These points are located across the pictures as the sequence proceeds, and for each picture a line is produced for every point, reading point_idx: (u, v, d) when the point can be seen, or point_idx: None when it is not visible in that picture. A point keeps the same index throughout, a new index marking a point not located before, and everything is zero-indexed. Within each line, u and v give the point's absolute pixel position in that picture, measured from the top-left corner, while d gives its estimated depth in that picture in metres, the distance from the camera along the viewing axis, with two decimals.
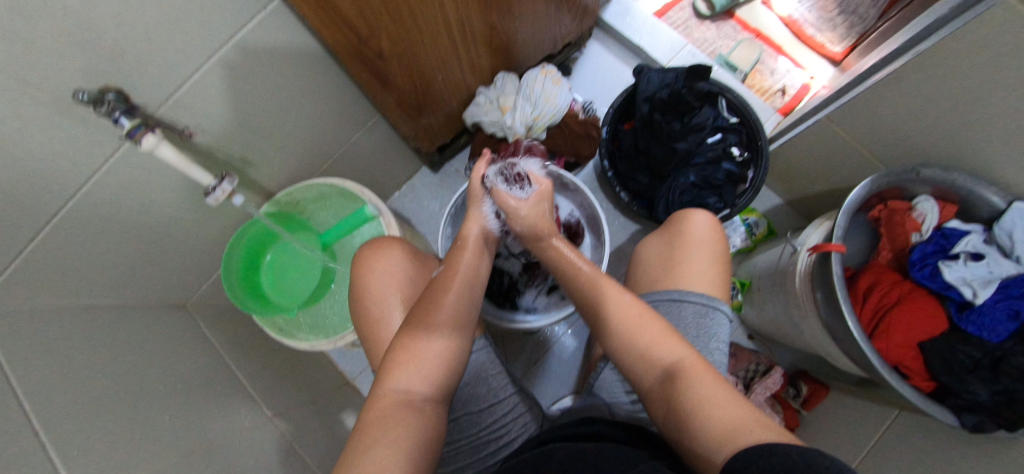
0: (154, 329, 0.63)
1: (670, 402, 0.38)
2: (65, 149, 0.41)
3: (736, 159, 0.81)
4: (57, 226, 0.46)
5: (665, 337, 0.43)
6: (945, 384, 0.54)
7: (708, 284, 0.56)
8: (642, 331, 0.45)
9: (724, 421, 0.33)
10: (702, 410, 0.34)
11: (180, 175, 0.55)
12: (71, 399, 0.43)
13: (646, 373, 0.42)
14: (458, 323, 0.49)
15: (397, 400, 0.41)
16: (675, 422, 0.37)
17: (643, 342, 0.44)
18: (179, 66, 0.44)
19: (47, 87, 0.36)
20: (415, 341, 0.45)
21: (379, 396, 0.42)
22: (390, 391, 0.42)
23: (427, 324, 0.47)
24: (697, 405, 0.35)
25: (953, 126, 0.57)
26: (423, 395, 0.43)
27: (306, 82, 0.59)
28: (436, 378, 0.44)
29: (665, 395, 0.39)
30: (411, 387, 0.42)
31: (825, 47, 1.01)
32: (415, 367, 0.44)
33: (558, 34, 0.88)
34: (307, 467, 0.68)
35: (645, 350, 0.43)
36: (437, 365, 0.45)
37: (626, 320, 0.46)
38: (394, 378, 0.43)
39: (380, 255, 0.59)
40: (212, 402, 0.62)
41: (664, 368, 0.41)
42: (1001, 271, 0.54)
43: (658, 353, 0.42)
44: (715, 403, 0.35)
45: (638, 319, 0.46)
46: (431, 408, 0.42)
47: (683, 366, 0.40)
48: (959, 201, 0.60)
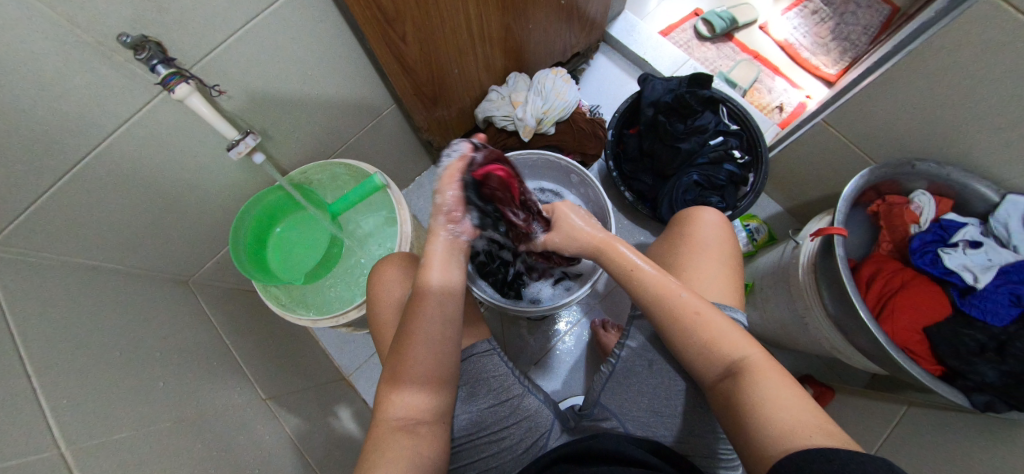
0: (158, 297, 0.62)
1: (733, 400, 0.38)
2: (99, 94, 0.43)
3: (738, 161, 0.83)
4: (78, 174, 0.47)
5: (734, 335, 0.41)
6: (952, 367, 0.55)
7: (719, 292, 0.52)
8: (709, 329, 0.42)
9: (785, 423, 0.33)
10: (759, 418, 0.35)
11: (204, 140, 0.56)
12: (66, 355, 0.42)
13: (710, 368, 0.41)
14: (434, 366, 0.43)
15: (392, 426, 0.41)
16: (738, 420, 0.37)
17: (707, 339, 0.42)
18: (218, 27, 0.46)
19: (93, 28, 0.37)
20: (398, 379, 0.42)
21: (377, 422, 0.42)
22: (384, 420, 0.41)
23: (404, 355, 0.42)
24: (761, 407, 0.35)
25: (947, 125, 0.60)
26: (419, 418, 0.42)
27: (334, 63, 0.62)
28: (432, 400, 0.43)
29: (729, 396, 0.39)
30: (406, 411, 0.42)
31: (820, 69, 1.07)
32: (401, 390, 0.42)
33: (567, 43, 0.93)
34: (300, 451, 0.65)
35: (711, 346, 0.41)
36: (427, 387, 0.43)
37: (687, 321, 0.43)
38: (391, 403, 0.42)
39: (391, 265, 0.57)
40: (209, 375, 0.60)
41: (730, 367, 0.40)
42: (1000, 259, 0.57)
43: (726, 349, 0.41)
44: (778, 402, 0.35)
45: (704, 322, 0.42)
46: (426, 429, 0.42)
47: (751, 366, 0.39)
48: (954, 195, 0.64)
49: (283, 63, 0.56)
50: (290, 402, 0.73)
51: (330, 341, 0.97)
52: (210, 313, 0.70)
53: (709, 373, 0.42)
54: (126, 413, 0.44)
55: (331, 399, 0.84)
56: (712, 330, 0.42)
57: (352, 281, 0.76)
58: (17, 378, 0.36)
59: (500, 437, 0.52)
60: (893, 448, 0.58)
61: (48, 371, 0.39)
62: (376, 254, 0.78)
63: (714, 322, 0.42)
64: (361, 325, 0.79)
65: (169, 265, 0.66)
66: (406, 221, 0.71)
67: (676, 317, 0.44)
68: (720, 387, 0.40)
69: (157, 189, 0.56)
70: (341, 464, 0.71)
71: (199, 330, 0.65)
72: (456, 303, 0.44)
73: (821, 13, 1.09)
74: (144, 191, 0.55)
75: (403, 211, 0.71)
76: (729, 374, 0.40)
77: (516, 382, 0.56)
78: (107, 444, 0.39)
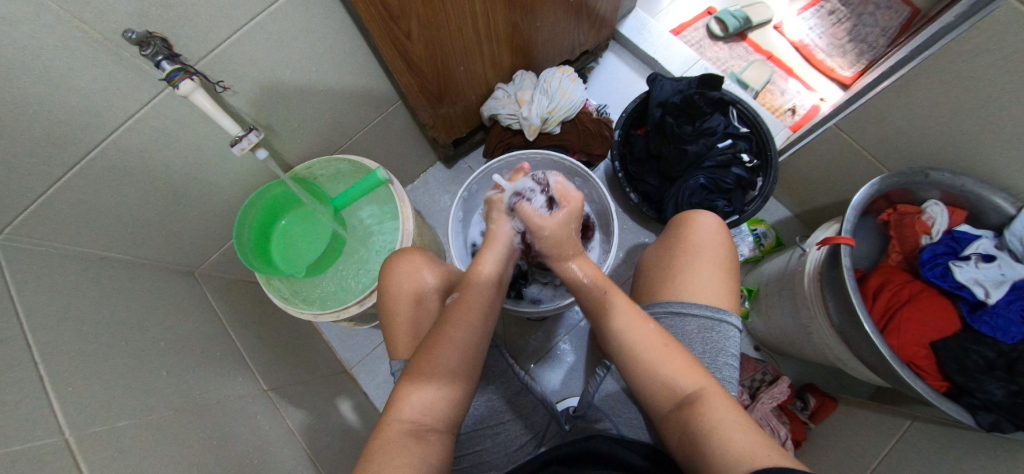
0: (164, 287, 0.63)
1: (688, 433, 0.38)
2: (107, 88, 0.43)
3: (746, 165, 0.82)
4: (87, 166, 0.48)
5: (689, 366, 0.41)
6: (959, 384, 0.54)
7: (713, 295, 0.52)
8: (666, 359, 0.42)
9: (744, 453, 0.33)
10: (715, 443, 0.35)
11: (210, 134, 0.56)
12: (73, 344, 0.43)
13: (663, 400, 0.41)
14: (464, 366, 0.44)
15: (404, 429, 0.39)
16: (694, 456, 0.37)
17: (664, 369, 0.42)
18: (224, 23, 0.46)
19: (100, 24, 0.38)
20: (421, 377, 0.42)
21: (388, 422, 0.40)
22: (397, 420, 0.40)
23: (437, 349, 0.43)
24: (719, 440, 0.35)
25: (965, 134, 0.59)
26: (431, 424, 0.41)
27: (339, 59, 0.62)
28: (448, 408, 0.42)
29: (682, 429, 0.39)
30: (421, 415, 0.40)
31: (836, 71, 1.04)
32: (420, 391, 0.41)
33: (576, 40, 0.91)
34: (301, 442, 0.67)
35: (665, 378, 0.42)
36: (444, 393, 0.42)
37: (648, 348, 0.43)
38: (406, 402, 0.41)
39: (409, 262, 0.57)
40: (212, 365, 0.61)
41: (684, 400, 0.40)
42: (1014, 273, 0.56)
43: (679, 381, 0.41)
44: (734, 433, 0.35)
45: (663, 352, 0.43)
46: (438, 436, 0.40)
47: (705, 396, 0.39)
48: (968, 206, 0.62)
49: (288, 59, 0.56)
50: (292, 393, 0.74)
51: (332, 334, 0.98)
52: (214, 305, 0.71)
53: (660, 409, 0.41)
54: (131, 402, 0.45)
55: (333, 392, 0.85)
56: (672, 358, 0.42)
57: (354, 276, 0.77)
58: (25, 367, 0.37)
59: (493, 433, 0.52)
60: (894, 461, 0.57)
61: (55, 360, 0.40)
62: (378, 249, 0.78)
63: (672, 352, 0.43)
64: (362, 320, 0.79)
65: (176, 256, 0.67)
66: (408, 219, 0.71)
67: (631, 349, 0.44)
68: (670, 422, 0.40)
69: (164, 182, 0.57)
70: (339, 456, 0.72)
71: (203, 321, 0.66)
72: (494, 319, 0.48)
73: (839, 14, 1.06)
74: (150, 184, 0.56)
75: (405, 208, 0.71)
76: (682, 407, 0.40)
77: (512, 379, 0.55)
78: (111, 431, 0.40)
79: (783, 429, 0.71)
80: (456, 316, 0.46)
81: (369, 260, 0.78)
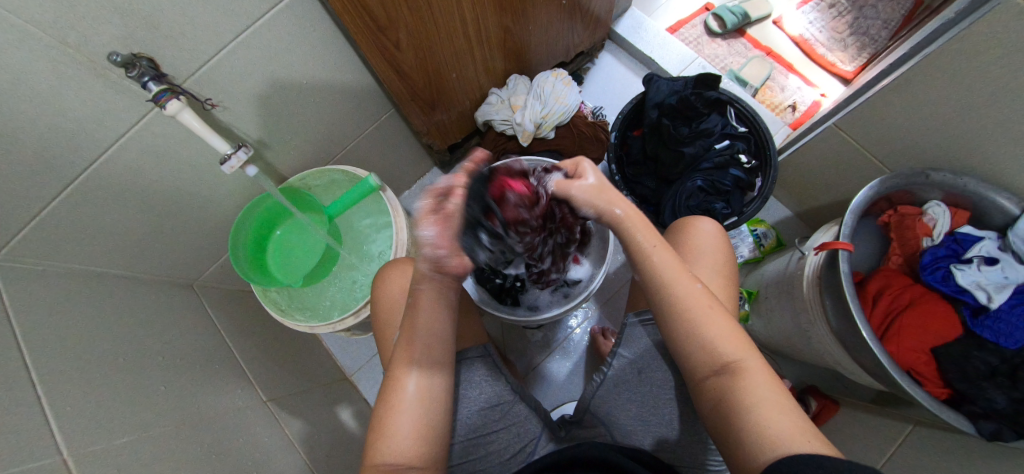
0: (162, 301, 0.64)
1: (724, 402, 0.37)
2: (96, 111, 0.43)
3: (744, 165, 0.80)
4: (78, 187, 0.48)
5: (733, 335, 0.39)
6: (960, 391, 0.53)
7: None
8: (710, 323, 0.40)
9: (781, 432, 0.32)
10: (753, 414, 0.34)
11: (201, 150, 0.57)
12: (71, 363, 0.43)
13: (702, 365, 0.40)
14: (427, 372, 0.43)
15: (381, 471, 0.38)
16: (727, 423, 0.37)
17: (708, 333, 0.40)
18: (211, 41, 0.46)
19: (85, 48, 0.38)
20: (396, 402, 0.41)
21: (367, 466, 0.39)
22: (380, 461, 0.39)
23: (404, 369, 0.43)
24: (756, 415, 0.34)
25: (966, 133, 0.57)
26: (416, 462, 0.40)
27: (329, 70, 0.61)
28: (423, 438, 0.41)
29: (719, 394, 0.38)
30: (399, 452, 0.39)
31: (836, 65, 1.03)
32: (394, 425, 0.40)
33: (570, 42, 0.90)
34: (301, 453, 0.67)
35: (709, 342, 0.40)
36: (415, 422, 0.41)
37: (690, 311, 0.41)
38: (384, 444, 0.40)
39: (398, 276, 0.57)
40: (211, 378, 0.62)
41: (724, 366, 0.39)
42: (1016, 276, 0.55)
43: (722, 348, 0.39)
44: (772, 412, 0.34)
45: (710, 314, 0.41)
46: (426, 470, 0.40)
47: (744, 368, 0.38)
48: (971, 206, 0.61)
49: (277, 72, 0.56)
50: (291, 404, 0.74)
51: (333, 341, 0.99)
52: (213, 318, 0.71)
53: (698, 371, 0.41)
54: (131, 418, 0.45)
55: (333, 400, 0.86)
56: (715, 325, 0.40)
57: (350, 286, 0.77)
58: (23, 388, 0.37)
59: (485, 442, 0.52)
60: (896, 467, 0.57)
61: (53, 380, 0.40)
62: (373, 259, 0.78)
63: (716, 317, 0.41)
64: (360, 328, 0.80)
65: (173, 270, 0.68)
66: (402, 228, 0.71)
67: (677, 309, 0.42)
68: (706, 385, 0.40)
69: (158, 199, 0.57)
70: (339, 464, 0.73)
71: (202, 334, 0.66)
72: (444, 340, 0.44)
73: (839, 7, 1.05)
74: (145, 200, 0.56)
75: (399, 217, 0.71)
76: (722, 373, 0.39)
77: (507, 388, 0.55)
78: (110, 450, 0.40)
79: None
80: (404, 355, 0.43)
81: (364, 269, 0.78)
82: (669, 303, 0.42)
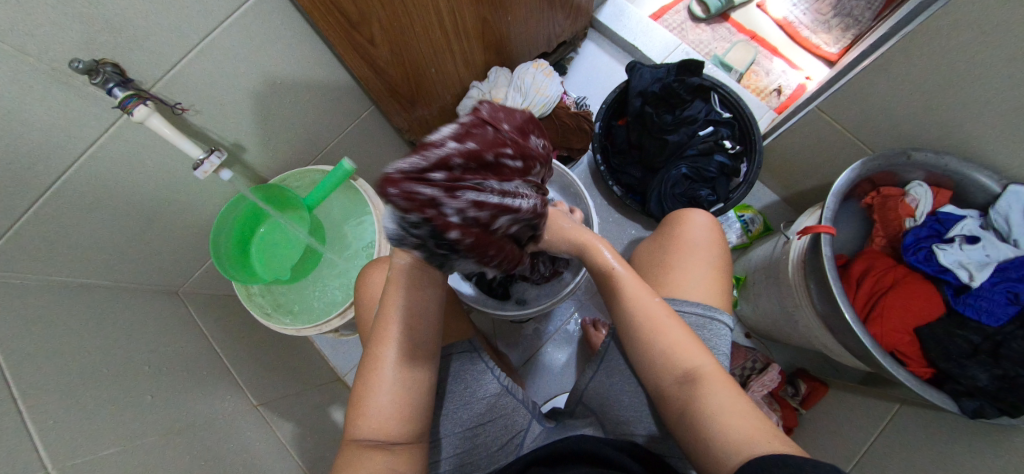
0: (146, 309, 0.63)
1: (688, 409, 0.38)
2: (62, 119, 0.42)
3: (728, 151, 0.81)
4: (49, 199, 0.47)
5: (689, 343, 0.41)
6: (943, 370, 0.54)
7: (706, 294, 0.51)
8: (665, 333, 0.42)
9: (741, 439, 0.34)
10: (716, 423, 0.36)
11: (174, 156, 0.56)
12: (55, 373, 0.43)
13: (664, 373, 0.41)
14: (411, 358, 0.42)
15: (361, 448, 0.40)
16: (694, 432, 0.38)
17: (666, 343, 0.41)
18: (178, 44, 0.45)
19: (45, 56, 0.37)
20: (371, 382, 0.42)
21: (348, 444, 0.41)
22: (354, 440, 0.40)
23: (376, 366, 0.42)
24: (716, 420, 0.36)
25: (945, 111, 0.57)
26: (392, 437, 0.41)
27: (305, 68, 0.61)
28: (403, 421, 0.42)
29: (682, 404, 0.39)
30: (374, 433, 0.40)
31: (820, 48, 1.02)
32: (371, 411, 0.41)
33: (552, 32, 0.90)
34: (294, 456, 0.67)
35: (665, 352, 0.41)
36: (394, 407, 0.41)
37: (648, 324, 0.43)
38: (360, 424, 0.41)
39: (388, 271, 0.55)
40: (199, 384, 0.62)
41: (686, 375, 0.40)
42: (998, 254, 0.56)
43: (680, 357, 0.41)
44: (735, 418, 0.36)
45: (667, 324, 0.42)
46: (403, 447, 0.41)
47: (705, 375, 0.39)
48: (953, 186, 0.62)
49: (249, 74, 0.55)
50: (282, 406, 0.74)
51: (324, 342, 0.99)
52: (200, 323, 0.71)
53: (661, 381, 0.42)
54: (115, 428, 0.45)
55: (326, 401, 0.86)
56: (669, 334, 0.42)
57: (333, 285, 0.77)
58: (6, 403, 0.36)
59: (470, 437, 0.51)
60: (883, 447, 0.57)
61: (34, 391, 0.39)
62: (356, 258, 0.78)
63: (672, 325, 0.42)
64: (348, 328, 0.80)
65: (157, 277, 0.67)
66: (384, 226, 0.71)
67: (639, 324, 0.43)
68: (671, 394, 0.40)
69: (134, 205, 0.57)
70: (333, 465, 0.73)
71: (190, 341, 0.66)
72: (426, 328, 0.44)
73: None
74: (122, 207, 0.55)
75: (381, 216, 0.71)
76: (683, 382, 0.40)
77: (492, 380, 0.55)
78: (96, 460, 0.39)
79: (774, 416, 0.72)
80: (376, 344, 0.42)
81: (346, 267, 0.77)
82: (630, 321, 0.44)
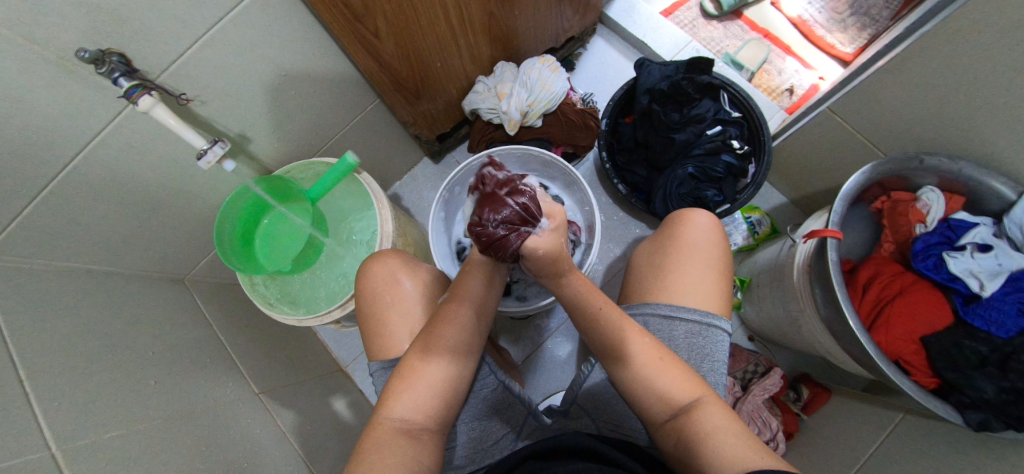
0: (151, 296, 0.64)
1: (683, 441, 0.38)
2: (69, 108, 0.43)
3: (737, 151, 0.79)
4: (58, 186, 0.47)
5: (689, 384, 0.40)
6: (948, 380, 0.53)
7: (704, 298, 0.50)
8: (661, 375, 0.41)
9: (742, 452, 0.34)
10: (714, 439, 0.36)
11: (180, 146, 0.56)
12: (61, 356, 0.44)
13: (659, 408, 0.41)
14: (465, 349, 0.45)
15: (395, 428, 0.40)
16: (690, 457, 0.37)
17: (662, 383, 0.41)
18: (183, 35, 0.46)
19: (52, 45, 0.37)
20: (420, 361, 0.43)
21: (378, 422, 0.40)
22: (388, 420, 0.40)
23: (432, 348, 0.43)
24: (715, 438, 0.36)
25: (961, 115, 0.56)
26: (423, 425, 0.41)
27: (311, 60, 0.61)
28: (441, 406, 0.42)
29: (678, 435, 0.39)
30: (411, 416, 0.41)
31: (836, 47, 1.00)
32: (415, 389, 0.42)
33: (560, 27, 0.88)
34: (293, 445, 0.68)
35: (662, 390, 0.41)
36: (437, 392, 0.42)
37: (645, 366, 0.42)
38: (396, 405, 0.41)
39: (406, 269, 0.57)
40: (203, 372, 0.63)
41: (682, 407, 0.39)
42: (1011, 263, 0.54)
43: (676, 393, 0.40)
44: (728, 438, 0.35)
45: (662, 367, 0.42)
46: (429, 436, 0.41)
47: (703, 405, 0.39)
48: (966, 192, 0.60)
49: (255, 65, 0.55)
50: (283, 395, 0.75)
51: (327, 333, 1.00)
52: (205, 312, 0.72)
53: (654, 411, 0.41)
54: (119, 411, 0.45)
55: (327, 391, 0.87)
56: (668, 376, 0.41)
57: (335, 276, 0.77)
58: (12, 384, 0.37)
59: (470, 432, 0.52)
60: (884, 456, 0.57)
61: (40, 374, 0.40)
62: (359, 251, 0.78)
63: (669, 367, 0.42)
64: (349, 320, 0.80)
65: (163, 264, 0.68)
66: (387, 220, 0.71)
67: (631, 364, 0.43)
68: (666, 427, 0.40)
69: (142, 194, 0.58)
70: (332, 454, 0.74)
71: (194, 328, 0.67)
72: (485, 321, 0.47)
73: None
74: (129, 195, 0.56)
75: (383, 209, 0.72)
76: (679, 414, 0.39)
77: (489, 375, 0.54)
78: (98, 443, 0.40)
79: (775, 421, 0.71)
80: (441, 324, 0.44)
81: (349, 259, 0.78)
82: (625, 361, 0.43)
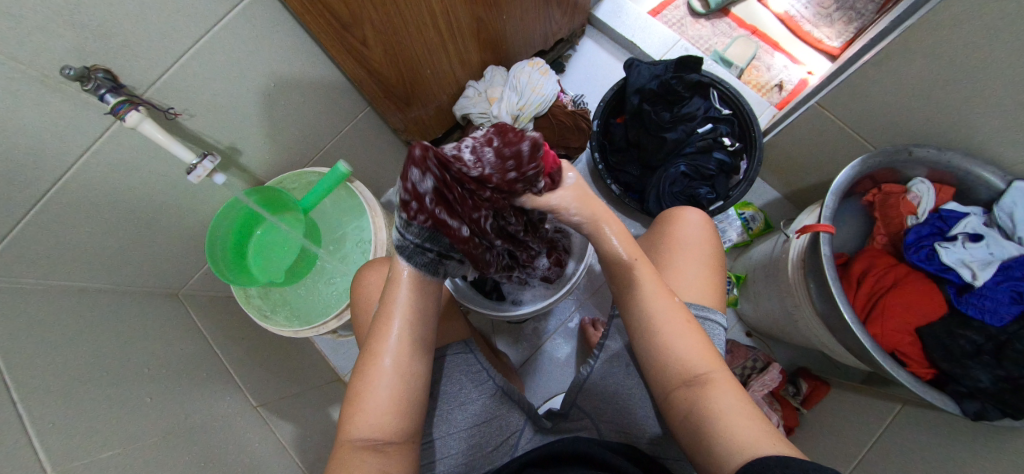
0: (145, 312, 0.63)
1: (694, 416, 0.38)
2: (54, 125, 0.42)
3: (727, 148, 0.80)
4: (45, 205, 0.47)
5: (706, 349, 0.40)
6: (945, 371, 0.53)
7: (698, 292, 0.50)
8: (683, 341, 0.41)
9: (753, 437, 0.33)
10: (725, 424, 0.35)
11: (169, 159, 0.56)
12: (55, 375, 0.43)
13: (674, 378, 0.40)
14: (416, 349, 0.42)
15: (357, 448, 0.38)
16: (701, 439, 0.37)
17: (683, 351, 0.40)
18: (169, 49, 0.45)
19: (36, 64, 0.37)
20: (371, 374, 0.40)
21: (340, 446, 0.38)
22: (349, 442, 0.38)
23: (378, 355, 0.41)
24: (725, 421, 0.35)
25: (949, 105, 0.56)
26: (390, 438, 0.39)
27: (300, 70, 0.60)
28: (399, 417, 0.40)
29: (690, 408, 0.38)
30: (370, 433, 0.38)
31: (823, 42, 1.00)
32: (369, 404, 0.39)
33: (548, 30, 0.89)
34: (292, 457, 0.67)
35: (680, 358, 0.40)
36: (392, 397, 0.40)
37: (666, 329, 0.41)
38: (355, 424, 0.39)
39: None
40: (200, 387, 0.62)
41: (697, 378, 0.39)
42: (1002, 252, 0.55)
43: (694, 360, 0.40)
44: (740, 420, 0.35)
45: (685, 331, 0.41)
46: (397, 448, 0.39)
47: (717, 381, 0.38)
48: (956, 183, 0.61)
49: (243, 77, 0.55)
50: (282, 407, 0.75)
51: (325, 343, 1.00)
52: (199, 325, 0.72)
53: (669, 383, 0.41)
54: (115, 430, 0.45)
55: (325, 401, 0.87)
56: (687, 341, 0.41)
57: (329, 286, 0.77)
58: (3, 405, 0.36)
59: (468, 438, 0.51)
60: (884, 449, 0.56)
61: (34, 395, 0.39)
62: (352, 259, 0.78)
63: (690, 332, 0.41)
64: (345, 329, 0.80)
65: (157, 279, 0.68)
66: (381, 228, 0.71)
67: (649, 328, 0.42)
68: (677, 398, 0.40)
69: (133, 209, 0.57)
70: None
71: (189, 342, 0.66)
72: (428, 322, 0.44)
73: None
74: (119, 211, 0.56)
75: (376, 217, 0.72)
76: (693, 385, 0.39)
77: (488, 380, 0.55)
78: (93, 463, 0.39)
79: (775, 416, 0.71)
80: (380, 337, 0.41)
81: (343, 269, 0.78)
82: (647, 326, 0.42)
